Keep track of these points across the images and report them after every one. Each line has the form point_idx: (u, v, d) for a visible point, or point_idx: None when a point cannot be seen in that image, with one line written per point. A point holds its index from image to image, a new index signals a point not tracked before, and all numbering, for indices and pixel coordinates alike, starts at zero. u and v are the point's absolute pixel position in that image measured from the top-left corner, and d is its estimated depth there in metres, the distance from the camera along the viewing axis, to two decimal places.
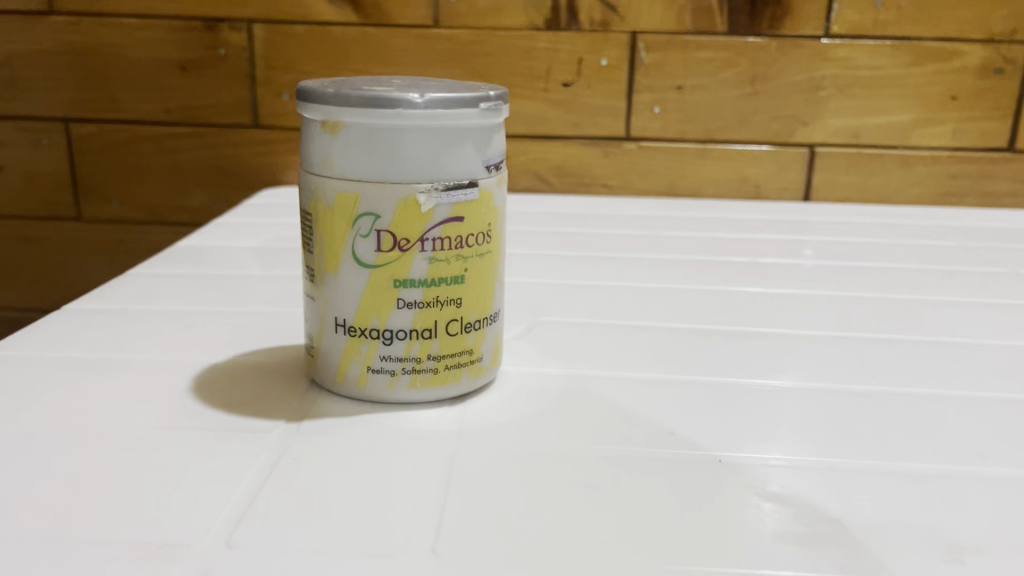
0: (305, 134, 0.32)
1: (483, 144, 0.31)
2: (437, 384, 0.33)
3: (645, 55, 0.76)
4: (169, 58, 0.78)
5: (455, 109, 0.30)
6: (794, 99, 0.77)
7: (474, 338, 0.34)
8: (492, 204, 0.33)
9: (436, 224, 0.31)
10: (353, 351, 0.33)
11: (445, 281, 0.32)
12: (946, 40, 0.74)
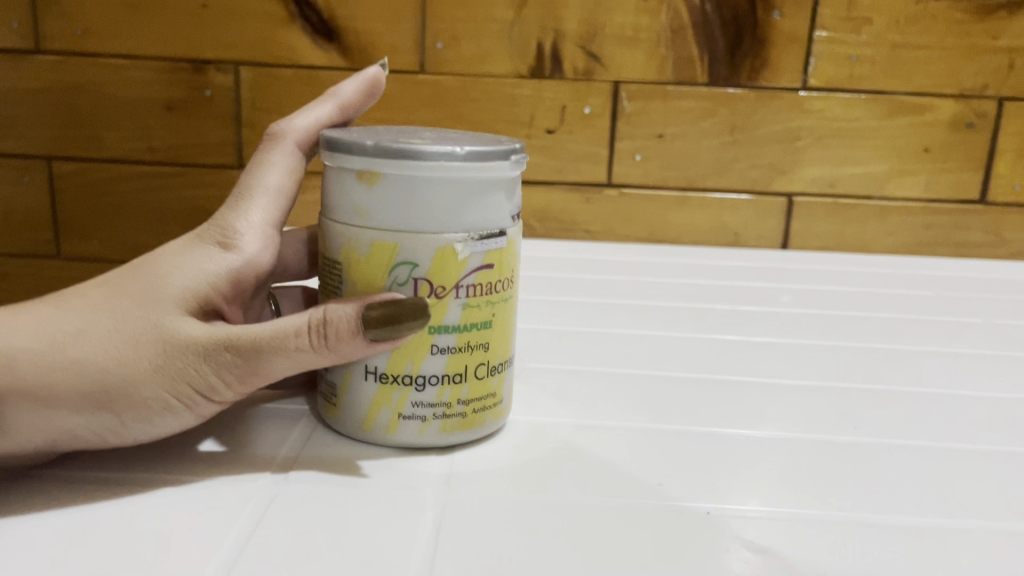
0: (337, 185, 0.33)
1: (506, 194, 0.33)
2: (466, 427, 0.34)
3: (626, 104, 0.77)
4: (155, 98, 0.78)
5: (492, 161, 0.31)
6: (772, 149, 0.78)
7: (498, 380, 0.35)
8: (515, 251, 0.34)
9: (471, 271, 0.32)
10: (384, 399, 0.33)
11: (476, 326, 0.33)
12: (919, 94, 0.76)
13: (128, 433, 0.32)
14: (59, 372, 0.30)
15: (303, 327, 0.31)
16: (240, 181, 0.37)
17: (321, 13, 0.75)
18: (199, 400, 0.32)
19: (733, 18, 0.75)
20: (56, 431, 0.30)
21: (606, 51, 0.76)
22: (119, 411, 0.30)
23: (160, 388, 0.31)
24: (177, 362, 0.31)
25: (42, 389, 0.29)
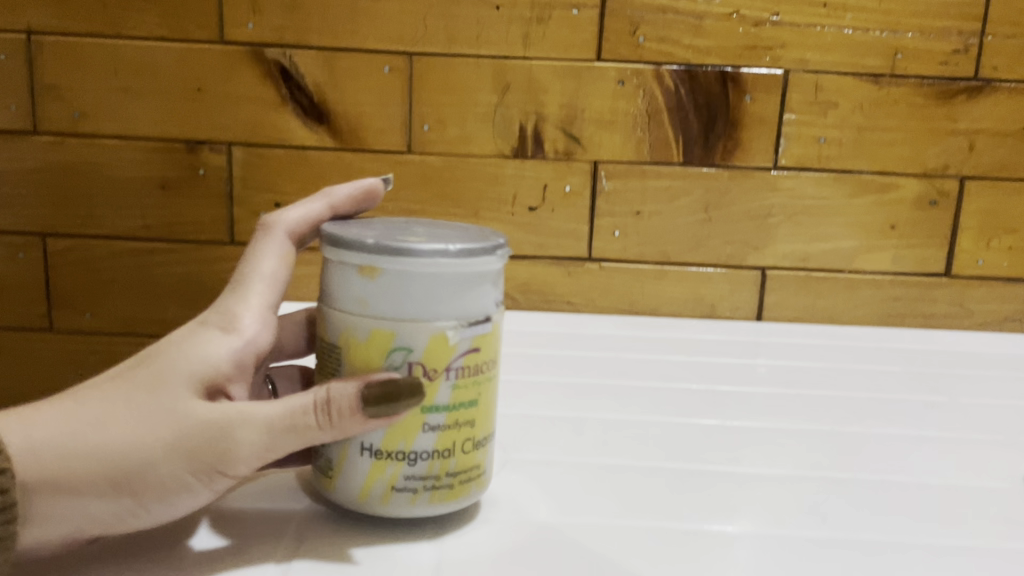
0: (340, 278, 0.37)
1: (492, 287, 0.38)
2: (452, 497, 0.38)
3: (606, 182, 0.81)
4: (150, 177, 0.81)
5: (480, 257, 0.36)
6: (745, 225, 0.82)
7: (481, 452, 0.39)
8: (497, 336, 0.39)
9: (460, 357, 0.37)
10: (379, 473, 0.37)
11: (464, 405, 0.38)
12: (884, 173, 0.80)
13: (152, 512, 0.36)
14: (86, 462, 0.34)
15: (311, 406, 0.36)
16: (237, 270, 0.41)
17: (312, 96, 0.79)
18: (215, 478, 0.36)
19: (706, 102, 0.79)
20: (82, 514, 0.34)
21: (585, 133, 0.80)
22: (143, 493, 0.35)
23: (177, 472, 0.35)
24: (192, 447, 0.35)
25: (72, 480, 0.34)
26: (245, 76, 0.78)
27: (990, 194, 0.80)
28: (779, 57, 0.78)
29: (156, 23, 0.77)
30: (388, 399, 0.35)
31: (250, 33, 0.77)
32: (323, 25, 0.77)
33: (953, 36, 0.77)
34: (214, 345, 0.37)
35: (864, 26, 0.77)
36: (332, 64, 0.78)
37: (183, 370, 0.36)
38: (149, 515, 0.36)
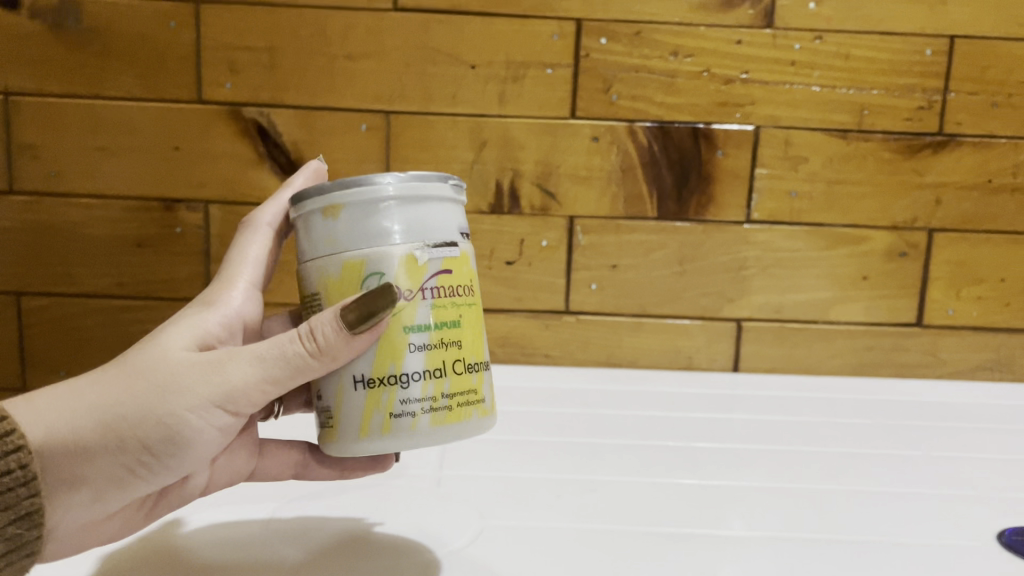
0: (311, 229, 0.41)
1: (453, 215, 0.42)
2: (453, 418, 0.41)
3: (582, 236, 0.82)
4: (126, 236, 0.81)
5: (431, 182, 0.41)
6: (719, 277, 0.83)
7: (475, 378, 0.42)
8: (469, 264, 0.43)
9: (431, 276, 0.40)
10: (376, 404, 0.40)
11: (446, 324, 0.41)
12: (855, 226, 0.82)
13: (166, 461, 0.40)
14: (94, 420, 0.39)
15: (298, 336, 0.40)
16: (224, 260, 0.49)
17: (290, 154, 0.80)
18: (217, 416, 0.41)
19: (679, 158, 0.80)
20: (97, 470, 0.39)
21: (561, 189, 0.81)
22: (151, 437, 0.39)
23: (179, 412, 0.39)
24: (188, 387, 0.40)
25: (84, 436, 0.39)
26: (223, 135, 0.79)
27: (958, 245, 0.82)
28: (750, 113, 0.80)
29: (134, 82, 0.78)
30: (366, 313, 0.39)
31: (228, 92, 0.78)
32: (301, 84, 0.78)
33: (917, 92, 0.79)
34: (202, 320, 0.44)
35: (831, 83, 0.79)
36: (309, 122, 0.79)
37: (174, 339, 0.42)
38: (163, 466, 0.40)
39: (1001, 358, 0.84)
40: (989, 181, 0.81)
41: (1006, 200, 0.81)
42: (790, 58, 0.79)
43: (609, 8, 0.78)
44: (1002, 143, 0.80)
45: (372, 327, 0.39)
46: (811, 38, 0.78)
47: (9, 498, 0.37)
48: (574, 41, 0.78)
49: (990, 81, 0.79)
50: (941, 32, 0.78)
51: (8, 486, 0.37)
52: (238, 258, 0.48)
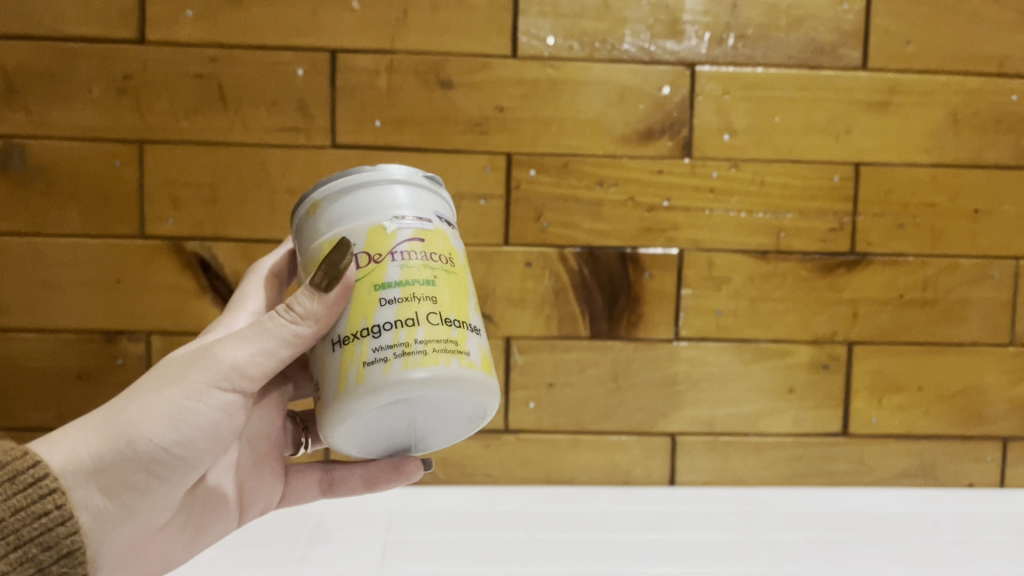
0: (303, 226, 0.51)
1: (426, 200, 0.50)
2: (428, 361, 0.45)
3: (519, 356, 0.84)
4: (67, 368, 0.81)
5: (402, 172, 0.49)
6: (652, 392, 0.85)
7: (454, 331, 0.47)
8: (446, 239, 0.49)
9: (401, 241, 0.47)
10: (354, 356, 0.46)
11: (417, 282, 0.47)
12: (778, 340, 0.85)
13: (181, 442, 0.51)
14: (112, 428, 0.50)
15: (276, 315, 0.50)
16: (233, 304, 0.63)
17: (231, 284, 0.82)
18: (216, 395, 0.52)
19: (608, 279, 0.84)
20: (125, 469, 0.50)
21: (496, 311, 0.84)
22: (165, 427, 0.50)
23: (185, 399, 0.51)
24: (187, 380, 0.51)
25: (103, 448, 0.50)
26: (165, 268, 0.81)
27: (877, 356, 0.86)
28: (673, 237, 0.84)
29: (78, 219, 0.80)
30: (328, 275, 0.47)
31: (171, 227, 0.81)
32: (242, 217, 0.81)
33: (828, 214, 0.84)
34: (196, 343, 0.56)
35: (749, 207, 0.84)
36: (250, 253, 0.81)
37: (169, 360, 0.54)
38: (177, 449, 0.51)
39: (923, 464, 0.88)
40: (900, 295, 0.85)
41: (917, 312, 0.86)
42: (709, 185, 0.84)
43: (538, 142, 0.82)
44: (910, 260, 0.85)
45: (340, 285, 0.47)
46: (727, 167, 0.84)
47: (53, 536, 0.48)
48: (505, 173, 0.82)
49: (896, 203, 0.85)
50: (848, 160, 0.84)
51: (49, 525, 0.48)
52: (240, 299, 0.63)
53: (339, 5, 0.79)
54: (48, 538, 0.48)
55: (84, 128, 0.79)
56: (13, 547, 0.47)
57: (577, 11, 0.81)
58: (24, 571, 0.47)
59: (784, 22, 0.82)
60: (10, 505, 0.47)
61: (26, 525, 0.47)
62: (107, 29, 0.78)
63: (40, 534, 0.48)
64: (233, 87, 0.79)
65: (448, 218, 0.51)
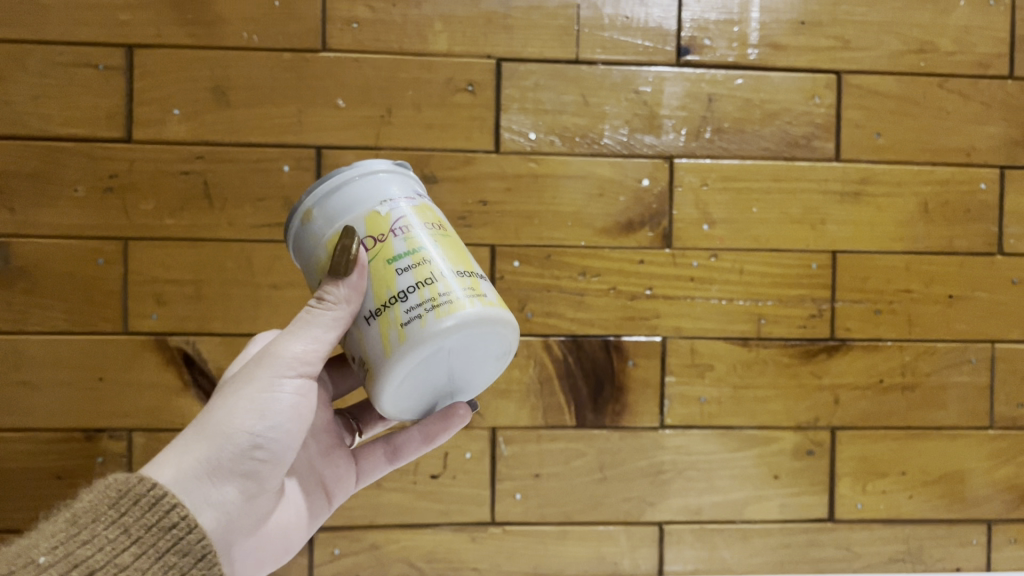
0: (297, 239, 0.52)
1: (404, 182, 0.52)
2: (456, 308, 0.47)
3: (504, 447, 0.84)
4: (46, 469, 0.80)
5: (375, 163, 0.52)
6: (639, 482, 0.85)
7: (470, 280, 0.49)
8: (432, 211, 0.52)
9: (398, 219, 0.50)
10: (389, 323, 0.48)
11: (424, 249, 0.49)
12: (762, 427, 0.86)
13: (272, 430, 0.53)
14: (205, 436, 0.52)
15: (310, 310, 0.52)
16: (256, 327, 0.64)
17: (215, 379, 0.81)
18: (291, 382, 0.54)
19: (592, 368, 0.84)
20: (224, 474, 0.52)
21: (481, 402, 0.84)
22: (253, 421, 0.52)
23: (264, 392, 0.53)
24: (257, 379, 0.53)
25: (204, 451, 0.52)
26: (148, 364, 0.80)
27: (859, 441, 0.87)
28: (656, 325, 0.85)
29: (60, 317, 0.80)
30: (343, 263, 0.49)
31: (154, 322, 0.80)
32: (227, 313, 0.81)
33: (808, 301, 0.86)
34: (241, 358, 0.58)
35: (729, 295, 0.85)
36: (234, 349, 0.81)
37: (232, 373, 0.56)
38: (266, 446, 0.53)
39: (910, 549, 0.88)
40: (880, 381, 0.87)
41: (898, 397, 0.87)
42: (689, 274, 0.85)
43: (521, 234, 0.83)
44: (889, 345, 0.87)
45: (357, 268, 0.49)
46: (707, 256, 0.85)
47: (189, 542, 0.49)
48: (489, 265, 0.83)
49: (872, 290, 0.86)
50: (825, 248, 0.86)
51: (181, 535, 0.49)
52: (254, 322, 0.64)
53: (325, 103, 0.81)
54: (185, 544, 0.49)
55: (68, 226, 0.79)
56: (154, 559, 0.48)
57: (557, 107, 0.83)
58: None
59: (758, 116, 0.85)
60: (143, 523, 0.49)
61: (161, 537, 0.49)
62: (93, 129, 0.79)
63: (176, 544, 0.49)
64: (218, 184, 0.80)
65: (426, 194, 0.54)
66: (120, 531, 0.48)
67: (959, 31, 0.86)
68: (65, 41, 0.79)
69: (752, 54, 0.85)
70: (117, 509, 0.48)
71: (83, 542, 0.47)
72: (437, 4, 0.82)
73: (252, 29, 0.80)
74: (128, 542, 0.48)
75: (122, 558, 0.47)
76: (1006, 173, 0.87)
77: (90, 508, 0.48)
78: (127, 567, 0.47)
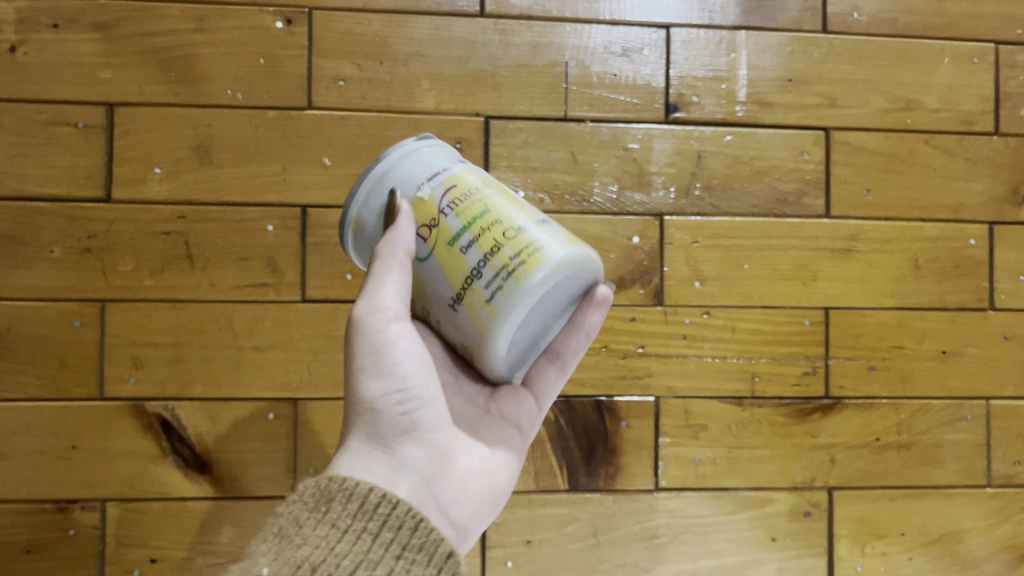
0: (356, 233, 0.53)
1: (441, 153, 0.52)
2: (531, 264, 0.47)
3: (495, 512, 0.81)
4: (15, 542, 0.77)
5: (404, 142, 0.51)
6: (633, 547, 0.83)
7: (535, 231, 0.49)
8: (471, 175, 0.51)
9: (442, 198, 0.49)
10: (475, 303, 0.48)
11: (478, 217, 0.49)
12: (758, 489, 0.84)
13: (401, 379, 0.53)
14: (353, 420, 0.54)
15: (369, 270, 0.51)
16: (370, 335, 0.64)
17: (194, 446, 0.78)
18: (397, 328, 0.53)
19: (584, 430, 0.82)
20: (391, 443, 0.53)
21: None
22: (379, 382, 0.53)
23: (371, 353, 0.53)
24: (358, 349, 0.53)
25: (359, 431, 0.53)
26: (124, 431, 0.77)
27: (856, 501, 0.85)
28: (649, 384, 0.83)
29: (34, 383, 0.77)
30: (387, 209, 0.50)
31: (132, 387, 0.77)
32: (207, 376, 0.78)
33: (801, 359, 0.84)
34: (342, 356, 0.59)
35: (722, 353, 0.84)
36: (214, 414, 0.78)
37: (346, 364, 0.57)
38: (408, 397, 0.54)
39: None
40: (876, 439, 0.85)
41: (894, 456, 0.86)
42: (681, 332, 0.83)
43: None
44: (883, 403, 0.86)
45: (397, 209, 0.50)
46: (698, 314, 0.84)
47: (397, 515, 0.48)
48: None
49: (865, 347, 0.86)
50: (816, 305, 0.85)
51: (387, 512, 0.48)
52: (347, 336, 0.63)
53: (310, 161, 0.79)
54: (395, 518, 0.48)
55: (42, 288, 0.77)
56: (371, 539, 0.47)
57: (546, 165, 0.82)
58: (394, 552, 0.47)
59: (746, 173, 0.85)
60: (345, 514, 0.48)
61: (370, 520, 0.48)
62: (70, 189, 0.77)
63: (387, 522, 0.48)
64: (200, 244, 0.78)
65: (465, 158, 0.53)
66: (329, 526, 0.47)
67: (944, 89, 0.87)
68: (45, 100, 0.77)
69: (740, 111, 0.85)
70: (318, 510, 0.48)
71: (298, 545, 0.46)
72: (424, 62, 0.81)
73: (237, 87, 0.79)
74: (340, 533, 0.47)
75: (341, 547, 0.46)
76: (994, 229, 0.87)
77: (292, 517, 0.48)
78: (347, 555, 0.46)
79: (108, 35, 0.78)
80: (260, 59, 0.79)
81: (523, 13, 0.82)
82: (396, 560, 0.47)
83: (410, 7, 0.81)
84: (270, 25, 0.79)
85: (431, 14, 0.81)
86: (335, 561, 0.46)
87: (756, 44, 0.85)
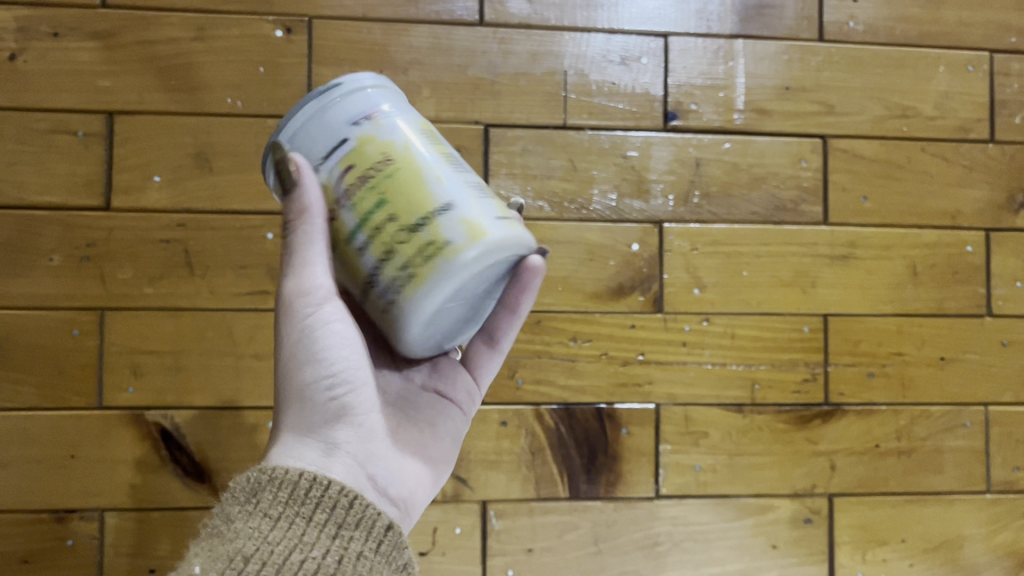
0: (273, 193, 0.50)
1: (367, 99, 0.46)
2: (419, 279, 0.45)
3: (495, 520, 0.81)
4: (11, 552, 0.76)
5: (315, 99, 0.46)
6: (634, 555, 0.83)
7: (428, 231, 0.44)
8: (379, 141, 0.45)
9: (336, 184, 0.46)
10: (375, 307, 0.48)
11: (371, 212, 0.45)
12: (758, 496, 0.84)
13: (331, 361, 0.51)
14: (286, 409, 0.52)
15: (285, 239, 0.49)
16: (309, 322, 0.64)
17: (193, 454, 0.78)
18: (326, 308, 0.51)
19: (585, 437, 0.82)
20: (322, 431, 0.52)
21: (471, 473, 0.81)
22: (310, 367, 0.51)
23: (298, 337, 0.51)
24: (287, 334, 0.51)
25: (290, 420, 0.52)
26: (123, 440, 0.77)
27: (856, 508, 0.85)
28: (649, 392, 0.83)
29: (32, 392, 0.76)
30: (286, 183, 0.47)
31: (130, 396, 0.77)
32: (206, 385, 0.78)
33: (800, 366, 0.85)
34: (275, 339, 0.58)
35: (722, 360, 0.84)
36: (213, 422, 0.78)
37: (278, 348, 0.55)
38: (338, 380, 0.52)
39: None
40: (876, 446, 0.85)
41: (894, 462, 0.86)
42: (681, 339, 0.83)
43: None
44: (883, 410, 0.86)
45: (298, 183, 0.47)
46: (698, 320, 0.84)
47: (331, 496, 0.47)
48: None
49: (865, 353, 0.86)
50: (816, 312, 0.85)
51: (319, 494, 0.47)
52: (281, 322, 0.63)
53: None
54: (328, 499, 0.47)
55: (42, 296, 0.77)
56: (306, 523, 0.46)
57: (546, 172, 0.82)
58: (330, 531, 0.46)
59: (745, 181, 0.85)
60: (277, 502, 0.46)
61: (303, 504, 0.47)
62: (70, 197, 0.77)
63: (320, 504, 0.47)
64: (200, 252, 0.78)
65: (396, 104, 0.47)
66: (260, 517, 0.46)
67: (940, 97, 0.88)
68: (45, 108, 0.77)
69: (738, 118, 0.85)
70: (249, 503, 0.46)
71: (228, 539, 0.44)
72: (424, 71, 0.81)
73: (237, 95, 0.79)
74: (272, 521, 0.45)
75: (274, 535, 0.45)
76: (991, 236, 0.88)
77: (221, 516, 0.46)
78: (281, 542, 0.45)
79: (108, 43, 0.78)
80: (260, 67, 0.79)
81: (522, 22, 0.83)
82: (335, 539, 0.46)
83: (409, 16, 0.81)
84: (270, 33, 0.79)
85: (430, 23, 0.81)
86: (270, 549, 0.44)
87: (754, 52, 0.85)
